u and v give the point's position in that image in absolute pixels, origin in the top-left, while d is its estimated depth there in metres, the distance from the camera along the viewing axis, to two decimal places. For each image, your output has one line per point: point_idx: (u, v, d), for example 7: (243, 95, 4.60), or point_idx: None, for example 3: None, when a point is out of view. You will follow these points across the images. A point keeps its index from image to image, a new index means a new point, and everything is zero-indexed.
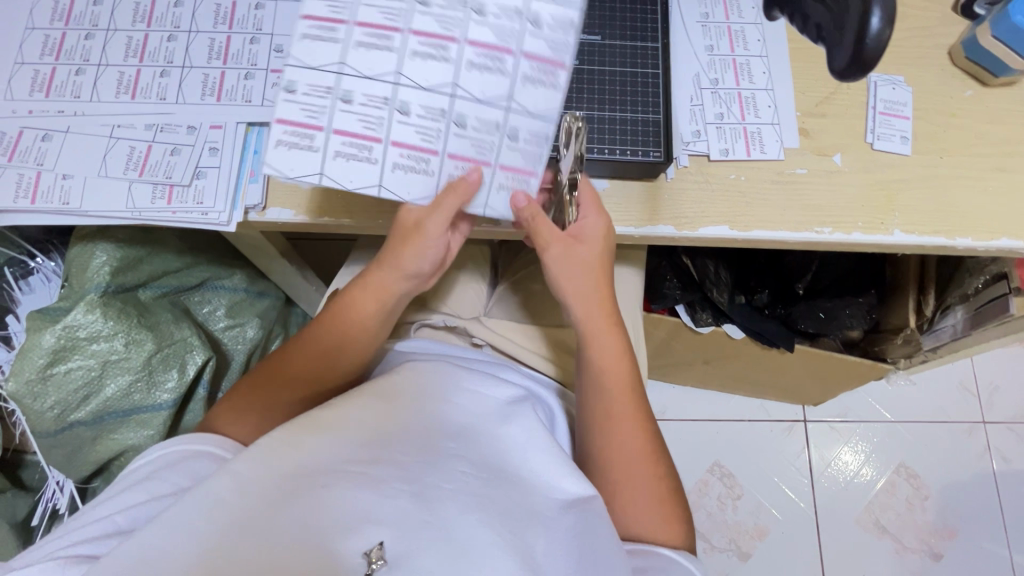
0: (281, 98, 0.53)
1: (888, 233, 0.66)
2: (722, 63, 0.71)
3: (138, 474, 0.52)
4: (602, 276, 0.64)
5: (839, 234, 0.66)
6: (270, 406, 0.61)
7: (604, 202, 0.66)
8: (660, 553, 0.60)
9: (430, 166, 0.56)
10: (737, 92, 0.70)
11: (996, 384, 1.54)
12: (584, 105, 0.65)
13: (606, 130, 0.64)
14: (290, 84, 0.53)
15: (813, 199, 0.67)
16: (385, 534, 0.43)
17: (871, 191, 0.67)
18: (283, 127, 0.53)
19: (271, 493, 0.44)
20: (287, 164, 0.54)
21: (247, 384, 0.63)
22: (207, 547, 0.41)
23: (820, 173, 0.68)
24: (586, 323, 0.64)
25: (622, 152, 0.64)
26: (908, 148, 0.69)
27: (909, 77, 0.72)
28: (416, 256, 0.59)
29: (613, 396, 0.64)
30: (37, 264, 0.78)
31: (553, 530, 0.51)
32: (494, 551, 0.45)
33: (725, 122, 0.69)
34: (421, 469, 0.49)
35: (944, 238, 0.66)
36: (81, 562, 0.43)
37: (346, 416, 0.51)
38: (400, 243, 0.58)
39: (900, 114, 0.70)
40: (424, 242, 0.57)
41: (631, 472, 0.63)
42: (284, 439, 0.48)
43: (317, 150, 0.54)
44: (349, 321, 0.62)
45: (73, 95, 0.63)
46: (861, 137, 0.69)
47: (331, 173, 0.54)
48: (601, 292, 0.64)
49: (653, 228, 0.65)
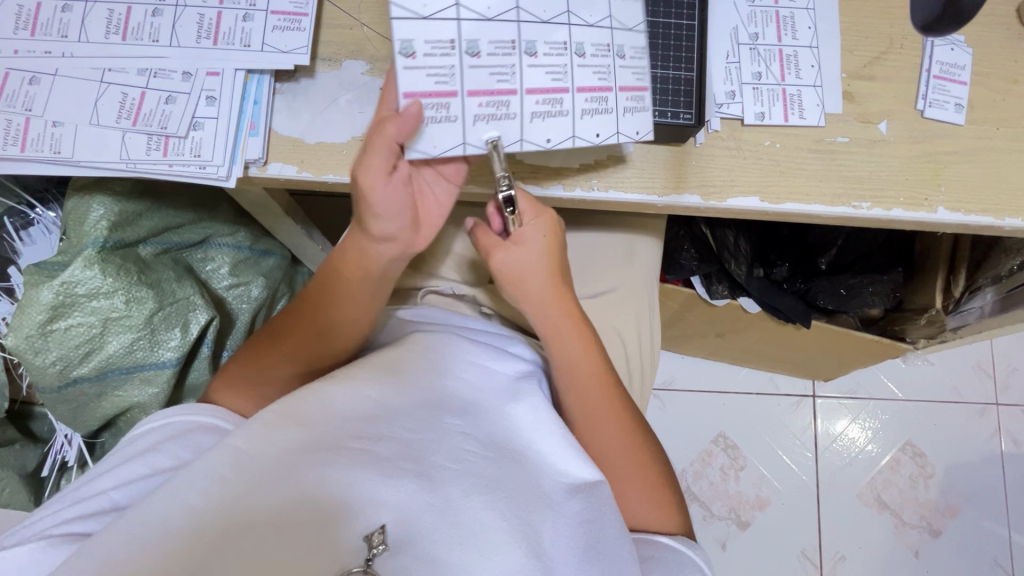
0: (469, 65, 0.51)
1: (931, 212, 0.62)
2: (764, 15, 0.65)
3: (137, 445, 0.51)
4: (557, 277, 0.62)
5: (877, 210, 0.61)
6: (269, 376, 0.59)
7: (625, 169, 0.62)
8: (658, 542, 0.60)
9: (564, 106, 0.55)
10: (778, 49, 0.64)
11: (1014, 366, 1.51)
12: None
13: None
14: (473, 46, 0.51)
15: (853, 172, 0.62)
16: (386, 518, 0.42)
17: (917, 165, 0.62)
18: (536, 97, 0.54)
19: (271, 468, 0.43)
20: (485, 139, 0.53)
21: (249, 352, 0.61)
22: (206, 520, 0.40)
23: (863, 142, 0.63)
24: (551, 330, 0.63)
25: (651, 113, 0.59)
26: (962, 118, 0.63)
27: (970, 36, 0.65)
28: (376, 216, 0.54)
29: (588, 397, 0.63)
30: (37, 215, 0.76)
31: (558, 512, 0.50)
32: (498, 534, 0.44)
33: (763, 82, 0.63)
34: (426, 447, 0.48)
35: (991, 219, 0.62)
36: (72, 540, 0.43)
37: (348, 393, 0.48)
38: (358, 206, 0.54)
39: (956, 79, 0.63)
40: (371, 199, 0.53)
41: (619, 465, 0.63)
42: (283, 412, 0.46)
43: (456, 118, 0.52)
44: (335, 294, 0.60)
45: (61, 35, 0.59)
46: (911, 104, 0.63)
47: (475, 141, 0.53)
48: (559, 293, 0.62)
49: (678, 197, 0.61)
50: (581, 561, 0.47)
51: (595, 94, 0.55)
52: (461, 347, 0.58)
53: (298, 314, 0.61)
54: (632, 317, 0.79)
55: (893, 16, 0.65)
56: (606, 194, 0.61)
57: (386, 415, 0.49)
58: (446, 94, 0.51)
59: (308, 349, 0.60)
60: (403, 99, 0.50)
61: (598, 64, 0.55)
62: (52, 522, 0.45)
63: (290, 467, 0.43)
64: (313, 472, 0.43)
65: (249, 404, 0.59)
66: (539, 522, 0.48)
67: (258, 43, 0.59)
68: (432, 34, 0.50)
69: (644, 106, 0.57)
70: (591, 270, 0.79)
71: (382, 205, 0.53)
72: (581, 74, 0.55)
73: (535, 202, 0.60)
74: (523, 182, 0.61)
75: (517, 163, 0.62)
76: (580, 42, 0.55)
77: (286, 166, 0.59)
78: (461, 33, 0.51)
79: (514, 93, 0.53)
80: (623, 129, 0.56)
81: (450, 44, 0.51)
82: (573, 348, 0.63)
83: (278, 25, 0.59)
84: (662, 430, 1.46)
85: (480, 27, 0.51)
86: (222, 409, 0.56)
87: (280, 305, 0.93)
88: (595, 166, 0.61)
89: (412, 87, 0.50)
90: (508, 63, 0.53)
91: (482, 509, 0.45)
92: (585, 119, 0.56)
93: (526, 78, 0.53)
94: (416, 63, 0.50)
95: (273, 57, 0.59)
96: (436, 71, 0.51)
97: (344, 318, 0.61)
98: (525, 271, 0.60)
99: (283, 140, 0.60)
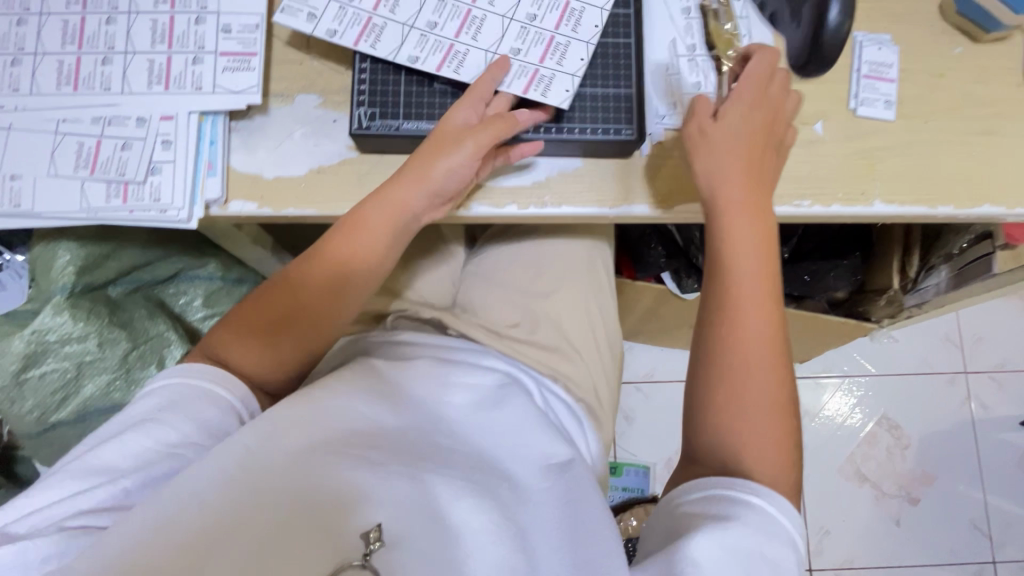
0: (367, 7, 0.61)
1: (868, 205, 0.65)
2: (700, 26, 0.67)
3: (133, 416, 0.53)
4: (751, 201, 0.57)
5: (818, 207, 0.65)
6: (280, 336, 0.60)
7: (575, 184, 0.64)
8: (755, 504, 0.50)
9: (440, 43, 0.61)
10: (715, 58, 0.66)
11: (981, 334, 1.56)
12: (553, 80, 0.62)
13: (575, 105, 0.62)
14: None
15: (792, 172, 0.65)
16: (382, 517, 0.47)
17: (852, 161, 0.65)
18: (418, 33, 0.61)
19: (280, 471, 0.47)
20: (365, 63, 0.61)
21: (258, 308, 0.60)
22: (218, 513, 0.44)
23: (800, 143, 0.65)
24: (730, 253, 0.57)
25: (594, 131, 0.61)
26: (892, 114, 0.66)
27: (897, 34, 0.68)
28: (442, 168, 0.57)
29: (756, 365, 0.55)
30: (6, 262, 0.77)
31: (537, 503, 0.54)
32: (480, 521, 0.49)
33: (702, 91, 0.65)
34: (418, 452, 0.53)
35: (924, 208, 0.65)
36: (87, 533, 0.45)
37: (349, 410, 0.54)
38: (430, 146, 0.58)
39: (885, 77, 0.66)
40: (446, 127, 0.58)
41: (756, 417, 0.55)
42: (289, 419, 0.51)
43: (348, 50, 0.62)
44: (359, 243, 0.59)
45: (13, 89, 0.60)
46: (844, 103, 0.66)
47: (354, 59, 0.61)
48: (756, 208, 0.57)
49: (627, 208, 0.64)
50: (552, 558, 0.50)
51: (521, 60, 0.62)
52: (436, 369, 0.61)
53: (308, 264, 0.59)
54: (602, 321, 0.81)
55: None
56: (560, 209, 0.64)
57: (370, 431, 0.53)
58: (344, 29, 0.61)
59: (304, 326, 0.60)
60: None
61: (530, 37, 0.62)
62: (52, 515, 0.46)
63: (288, 481, 0.47)
64: (313, 482, 0.47)
65: (246, 355, 0.59)
66: (521, 508, 0.53)
67: (209, 85, 0.60)
68: None
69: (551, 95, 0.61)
70: (556, 280, 0.81)
71: (457, 139, 0.58)
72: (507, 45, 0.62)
73: (763, 99, 0.58)
74: (479, 202, 0.64)
75: (472, 186, 0.64)
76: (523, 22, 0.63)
77: (247, 203, 0.61)
78: None
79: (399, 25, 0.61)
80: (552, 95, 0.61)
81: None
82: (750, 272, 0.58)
83: (227, 66, 0.61)
84: (647, 422, 1.49)
85: None
86: (220, 373, 0.58)
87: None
88: (547, 182, 0.64)
89: None
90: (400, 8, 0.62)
91: (467, 502, 0.50)
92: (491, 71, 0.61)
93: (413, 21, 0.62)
94: None
95: (224, 99, 0.60)
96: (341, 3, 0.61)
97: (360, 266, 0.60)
98: (720, 183, 0.57)
99: (242, 177, 0.61)
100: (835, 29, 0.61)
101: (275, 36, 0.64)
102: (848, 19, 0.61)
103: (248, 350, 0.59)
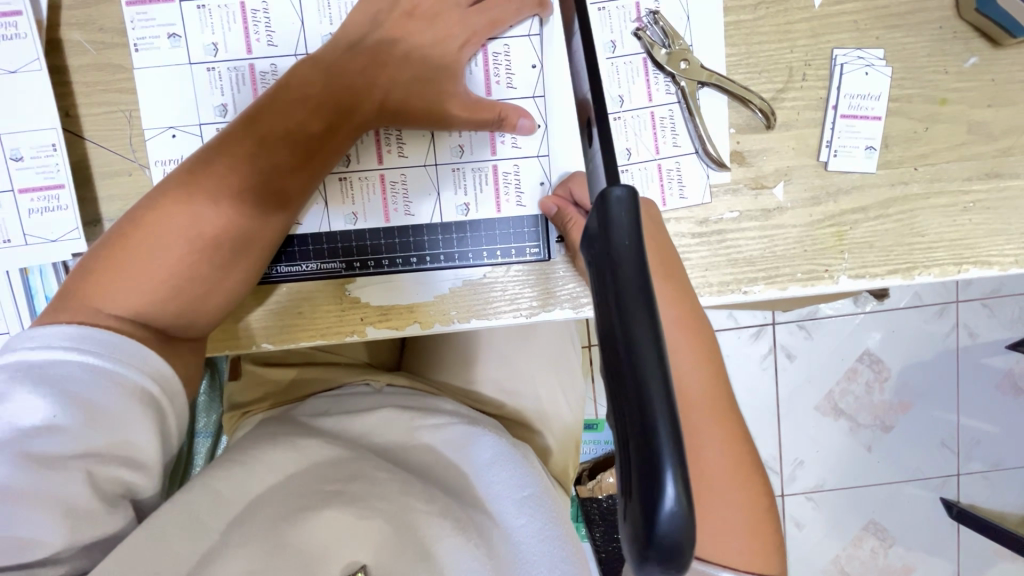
0: (191, 53, 0.50)
1: (832, 283, 0.53)
2: (629, 68, 0.52)
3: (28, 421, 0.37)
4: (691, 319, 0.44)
5: (773, 291, 0.53)
6: (215, 183, 0.44)
7: (483, 291, 0.52)
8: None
9: None
10: (650, 112, 0.52)
11: None
12: (433, 193, 0.52)
13: (465, 225, 0.52)
14: (202, 41, 0.50)
15: (743, 253, 0.53)
16: (364, 557, 0.46)
17: (818, 230, 0.53)
18: (256, 84, 0.50)
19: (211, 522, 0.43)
20: (189, 126, 0.50)
21: (200, 158, 0.45)
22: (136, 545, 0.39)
23: (755, 213, 0.53)
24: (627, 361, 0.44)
25: (491, 255, 0.52)
26: (873, 164, 0.52)
27: (891, 46, 0.52)
28: (429, 31, 0.51)
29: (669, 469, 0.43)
30: None
31: (520, 546, 0.47)
32: (458, 559, 0.45)
33: (633, 161, 0.52)
34: (365, 488, 0.48)
35: (900, 279, 0.54)
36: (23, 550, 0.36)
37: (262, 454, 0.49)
38: (404, 22, 0.51)
39: (868, 114, 0.52)
40: (446, 17, 0.51)
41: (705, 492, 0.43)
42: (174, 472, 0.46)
43: (171, 106, 0.50)
44: (322, 95, 0.47)
45: None
46: (813, 155, 0.52)
47: (181, 124, 0.50)
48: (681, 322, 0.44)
49: (546, 315, 0.52)
50: None
51: (488, 185, 0.52)
52: (402, 412, 0.58)
53: (253, 126, 0.45)
54: (547, 356, 0.72)
55: (790, 37, 0.51)
56: (468, 325, 0.52)
57: (350, 463, 0.51)
58: (172, 89, 0.50)
59: (208, 162, 0.44)
60: (125, 18, 0.49)
61: (482, 176, 0.52)
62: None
63: (262, 525, 0.44)
64: (297, 532, 0.44)
65: (166, 219, 0.43)
66: (500, 543, 0.48)
67: (19, 235, 0.50)
68: (152, 31, 0.49)
69: (474, 214, 0.52)
70: (517, 355, 0.70)
71: (454, 27, 0.51)
72: (462, 173, 0.52)
73: (712, 138, 0.52)
74: (375, 327, 0.52)
75: (363, 307, 0.52)
76: (482, 147, 0.52)
77: None
78: (185, 27, 0.49)
79: (234, 73, 0.50)
80: (512, 233, 0.52)
81: (173, 38, 0.49)
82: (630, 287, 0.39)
83: (34, 208, 0.49)
84: None
85: (201, 20, 0.49)
86: (136, 273, 0.42)
87: (202, 387, 0.79)
88: (451, 295, 0.52)
89: (136, 11, 0.49)
90: (229, 51, 0.50)
91: (451, 541, 0.46)
92: (441, 206, 0.52)
93: (247, 66, 0.50)
94: (143, 10, 0.49)
95: (44, 250, 0.50)
96: (158, 48, 0.50)
97: (312, 142, 0.47)
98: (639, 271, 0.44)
99: None
100: (672, 521, 0.19)
101: (87, 142, 0.50)
102: (693, 507, 0.19)
103: (169, 223, 0.43)
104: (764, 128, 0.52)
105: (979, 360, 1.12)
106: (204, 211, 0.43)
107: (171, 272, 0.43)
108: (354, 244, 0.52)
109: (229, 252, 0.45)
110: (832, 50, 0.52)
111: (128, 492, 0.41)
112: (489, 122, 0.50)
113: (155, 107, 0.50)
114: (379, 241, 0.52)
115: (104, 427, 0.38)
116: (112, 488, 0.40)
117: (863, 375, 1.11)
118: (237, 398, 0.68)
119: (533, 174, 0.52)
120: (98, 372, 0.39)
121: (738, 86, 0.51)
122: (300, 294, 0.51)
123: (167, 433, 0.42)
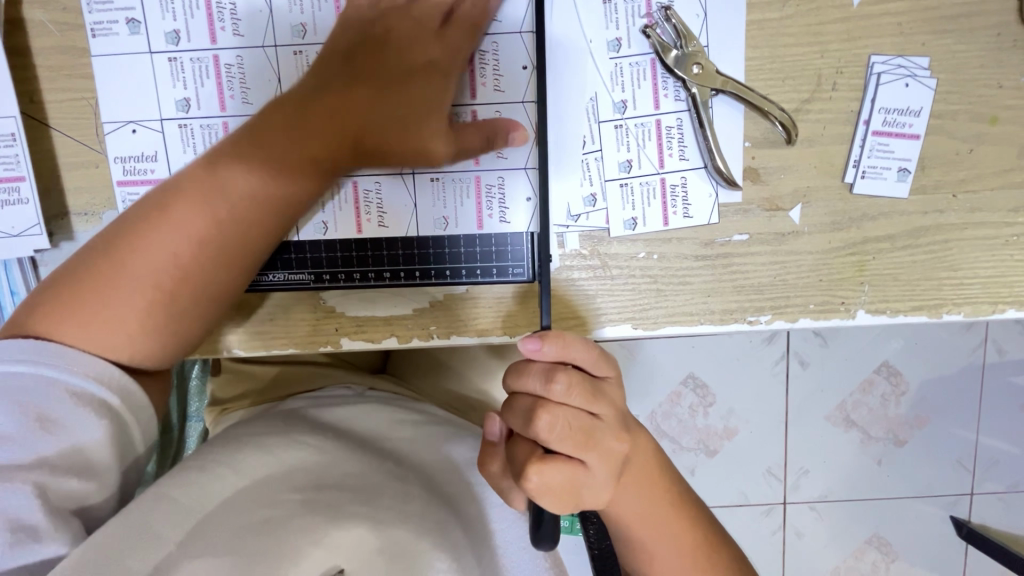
0: (154, 43, 0.46)
1: (848, 316, 0.48)
2: (635, 70, 0.46)
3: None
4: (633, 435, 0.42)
5: (781, 322, 0.48)
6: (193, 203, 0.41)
7: (465, 306, 0.48)
8: None
9: (250, 95, 0.47)
10: (654, 121, 0.47)
11: None
12: (414, 200, 0.48)
13: (445, 239, 0.48)
14: (165, 28, 0.46)
15: (750, 280, 0.48)
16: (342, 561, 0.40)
17: (837, 258, 0.48)
18: (221, 80, 0.46)
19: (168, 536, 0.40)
20: (152, 122, 0.47)
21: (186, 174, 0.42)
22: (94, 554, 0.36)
23: (767, 237, 0.48)
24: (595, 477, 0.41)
25: (472, 274, 0.48)
26: (904, 189, 0.47)
27: (937, 53, 0.45)
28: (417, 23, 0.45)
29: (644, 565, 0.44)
30: None
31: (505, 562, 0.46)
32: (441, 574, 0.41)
33: (634, 174, 0.48)
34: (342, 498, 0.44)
35: (925, 316, 0.48)
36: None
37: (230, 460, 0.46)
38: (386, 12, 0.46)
39: (901, 132, 0.46)
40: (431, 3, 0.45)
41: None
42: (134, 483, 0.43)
43: (134, 100, 0.47)
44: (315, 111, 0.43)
45: None
46: (838, 175, 0.47)
47: (144, 118, 0.47)
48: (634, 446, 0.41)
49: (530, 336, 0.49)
50: None
51: (473, 195, 0.48)
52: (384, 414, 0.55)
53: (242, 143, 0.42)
54: None
55: (821, 40, 0.45)
56: (446, 343, 0.49)
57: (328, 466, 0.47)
58: (135, 81, 0.46)
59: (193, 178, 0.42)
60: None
61: (465, 185, 0.48)
62: None
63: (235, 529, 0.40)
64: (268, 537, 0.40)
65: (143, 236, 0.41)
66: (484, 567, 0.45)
67: None
68: (113, 16, 0.46)
69: (454, 228, 0.48)
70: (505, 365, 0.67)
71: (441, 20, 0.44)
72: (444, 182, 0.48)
73: (723, 153, 0.46)
74: (350, 338, 0.49)
75: (338, 317, 0.49)
76: None
77: None
78: (148, 13, 0.46)
79: (198, 67, 0.46)
80: (497, 250, 0.48)
81: (136, 26, 0.46)
82: (614, 389, 0.39)
83: None
84: None
85: (165, 6, 0.46)
86: (108, 288, 0.41)
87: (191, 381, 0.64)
88: (430, 309, 0.49)
89: None
90: (194, 41, 0.46)
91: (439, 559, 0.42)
92: (419, 218, 0.48)
93: (211, 59, 0.46)
94: None
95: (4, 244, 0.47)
96: (120, 36, 0.46)
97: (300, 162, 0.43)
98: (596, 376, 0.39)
99: None
100: None
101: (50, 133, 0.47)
102: None
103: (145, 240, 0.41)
104: (784, 142, 0.46)
105: (1005, 382, 1.05)
106: (173, 235, 0.41)
107: (138, 293, 0.41)
108: (325, 254, 0.48)
109: (200, 276, 0.42)
110: (869, 57, 0.46)
111: (78, 505, 0.39)
112: (476, 144, 0.46)
113: (117, 100, 0.47)
114: (352, 252, 0.49)
115: (50, 434, 0.38)
116: (66, 502, 0.38)
117: (878, 388, 1.05)
118: (217, 393, 0.66)
119: (521, 187, 0.48)
120: (46, 383, 0.38)
121: (757, 96, 0.45)
122: (274, 300, 0.48)
123: (125, 440, 0.41)
